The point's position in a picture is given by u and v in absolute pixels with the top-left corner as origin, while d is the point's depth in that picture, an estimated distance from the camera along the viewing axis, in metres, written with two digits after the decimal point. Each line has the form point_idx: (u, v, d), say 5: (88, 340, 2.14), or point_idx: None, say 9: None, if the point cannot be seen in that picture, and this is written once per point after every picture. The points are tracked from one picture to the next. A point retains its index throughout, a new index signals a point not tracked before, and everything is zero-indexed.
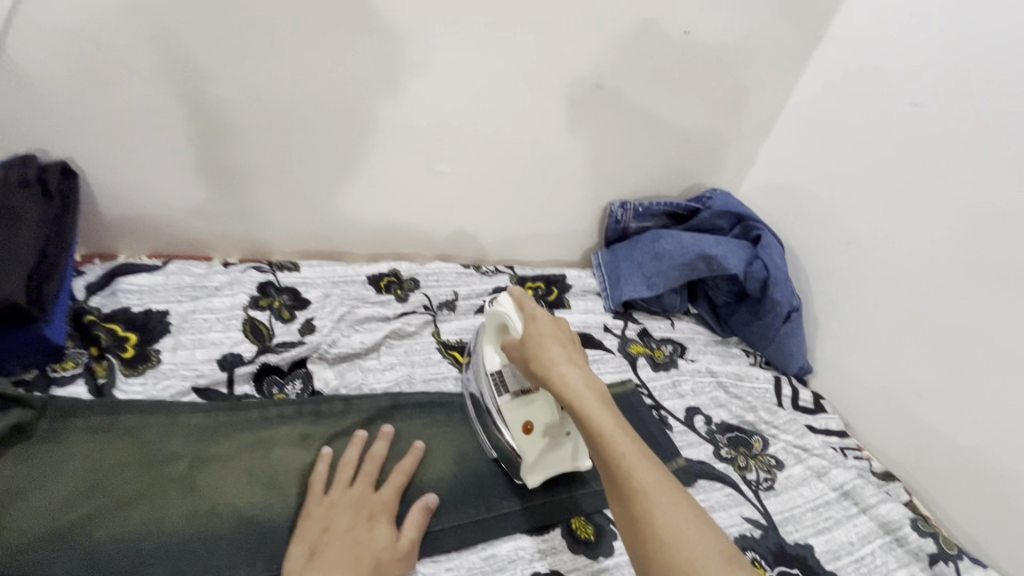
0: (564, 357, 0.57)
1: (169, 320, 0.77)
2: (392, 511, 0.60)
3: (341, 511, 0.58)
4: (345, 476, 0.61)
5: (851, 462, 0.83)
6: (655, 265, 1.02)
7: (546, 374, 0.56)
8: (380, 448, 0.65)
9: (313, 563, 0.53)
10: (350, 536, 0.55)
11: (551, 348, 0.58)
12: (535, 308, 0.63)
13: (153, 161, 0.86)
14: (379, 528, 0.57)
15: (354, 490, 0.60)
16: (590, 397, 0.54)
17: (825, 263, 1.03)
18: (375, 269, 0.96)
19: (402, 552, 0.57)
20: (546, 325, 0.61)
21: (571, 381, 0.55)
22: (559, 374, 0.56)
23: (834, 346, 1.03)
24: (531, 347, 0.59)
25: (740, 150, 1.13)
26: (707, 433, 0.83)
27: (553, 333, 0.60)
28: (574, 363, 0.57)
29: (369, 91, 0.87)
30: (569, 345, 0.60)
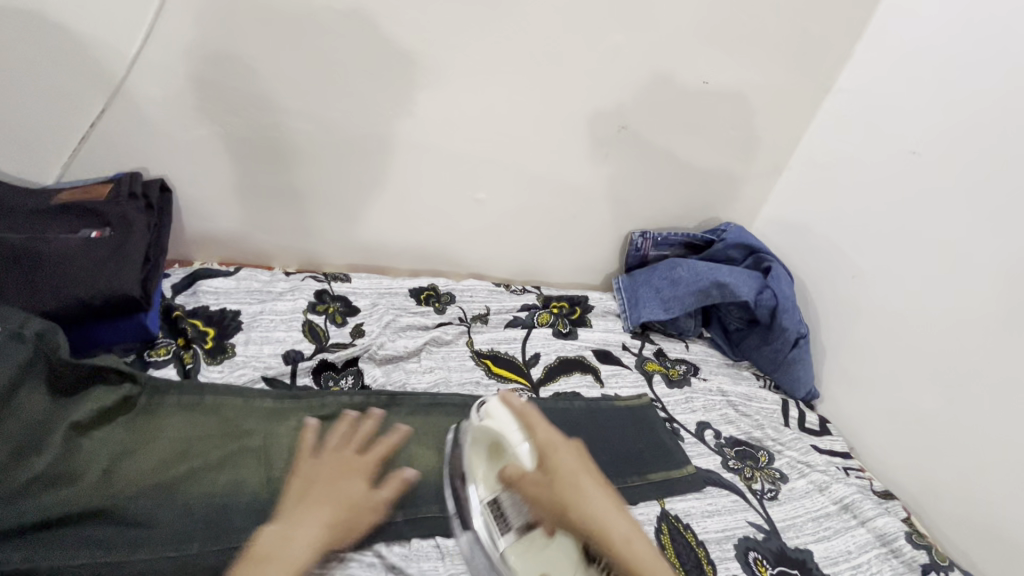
0: (604, 501, 0.56)
1: (241, 318, 0.88)
2: (369, 470, 0.61)
3: (327, 464, 0.59)
4: (335, 441, 0.63)
5: (852, 479, 0.89)
6: (671, 290, 1.11)
7: (593, 524, 0.54)
8: (374, 422, 0.66)
9: (299, 504, 0.54)
10: (334, 485, 0.57)
11: (588, 490, 0.56)
12: (557, 437, 0.61)
13: (233, 182, 0.99)
14: (360, 483, 0.59)
15: (340, 453, 0.62)
16: (640, 544, 0.54)
17: (832, 295, 1.11)
18: (416, 283, 1.07)
19: (375, 505, 0.59)
20: (570, 457, 0.59)
21: (622, 531, 0.54)
22: (606, 524, 0.54)
23: (840, 374, 1.09)
24: (563, 489, 0.56)
25: (754, 188, 1.23)
26: (717, 446, 0.90)
27: (582, 467, 0.59)
28: (617, 509, 0.56)
29: (422, 126, 0.99)
30: (599, 479, 0.59)
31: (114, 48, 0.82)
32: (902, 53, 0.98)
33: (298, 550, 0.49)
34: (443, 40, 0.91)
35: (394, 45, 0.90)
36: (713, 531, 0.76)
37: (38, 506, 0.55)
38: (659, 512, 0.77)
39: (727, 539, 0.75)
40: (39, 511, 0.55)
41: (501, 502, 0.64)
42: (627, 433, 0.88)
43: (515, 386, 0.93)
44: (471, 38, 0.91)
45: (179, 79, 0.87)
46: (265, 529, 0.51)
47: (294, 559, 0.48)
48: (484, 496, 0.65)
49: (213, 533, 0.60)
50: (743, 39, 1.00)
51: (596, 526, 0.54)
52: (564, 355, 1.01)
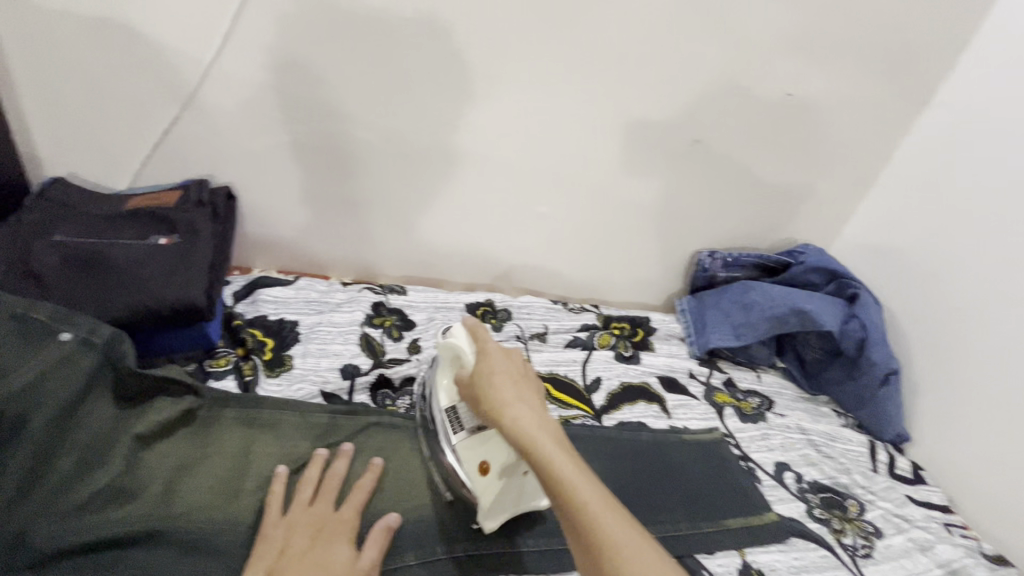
0: (517, 394, 0.55)
1: (299, 329, 0.86)
2: (353, 531, 0.60)
3: (299, 531, 0.58)
4: (304, 495, 0.61)
5: (957, 539, 0.79)
6: (743, 315, 1.03)
7: (495, 415, 0.55)
8: (341, 466, 0.64)
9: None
10: (304, 559, 0.55)
11: (501, 387, 0.56)
12: (486, 341, 0.61)
13: (295, 189, 0.98)
14: (337, 550, 0.57)
15: (312, 512, 0.60)
16: (542, 431, 0.53)
17: (927, 327, 1.00)
18: (472, 298, 1.03)
19: (363, 573, 0.57)
20: (497, 359, 0.59)
21: (522, 419, 0.53)
22: (507, 412, 0.54)
23: (935, 415, 0.98)
24: (481, 387, 0.57)
25: (836, 208, 1.13)
26: (799, 491, 0.82)
27: (505, 368, 0.58)
28: (525, 403, 0.55)
29: (486, 136, 0.96)
30: (522, 377, 0.58)
31: (191, 57, 0.82)
32: (1021, 62, 0.88)
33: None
34: (512, 47, 0.87)
35: (462, 52, 0.87)
36: None
37: (100, 523, 0.54)
38: (740, 565, 0.70)
39: None
40: (102, 529, 0.53)
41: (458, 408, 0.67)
42: (700, 471, 0.81)
43: (577, 413, 0.87)
44: (542, 46, 0.87)
45: (248, 86, 0.86)
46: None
47: None
48: (443, 402, 0.68)
49: None
50: (833, 46, 0.93)
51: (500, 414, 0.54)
52: (627, 380, 0.95)
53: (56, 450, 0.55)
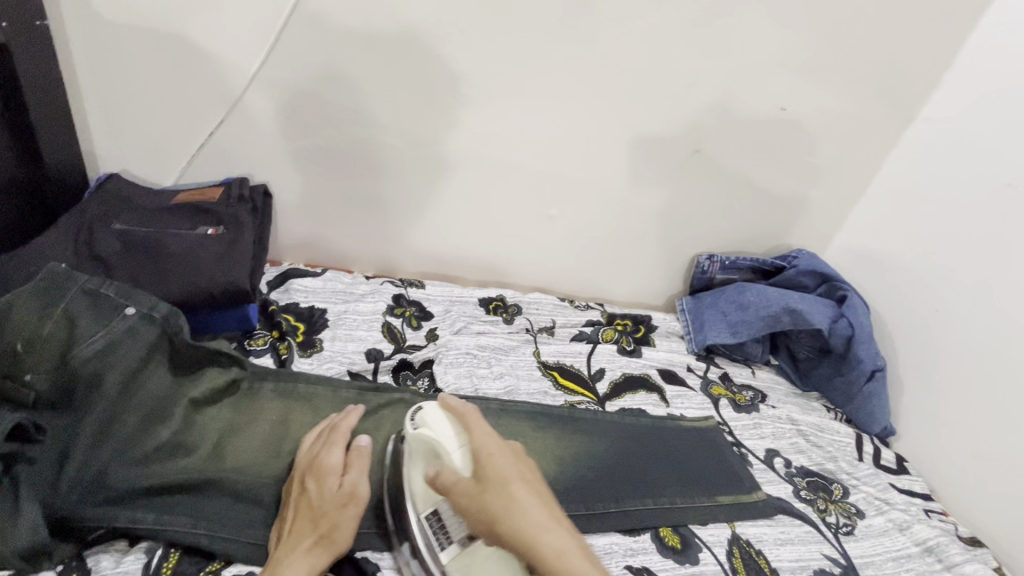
0: (535, 510, 0.55)
1: (327, 316, 0.94)
2: (338, 461, 0.61)
3: (297, 478, 0.62)
4: (305, 446, 0.66)
5: (934, 521, 0.85)
6: (739, 314, 1.10)
7: (520, 535, 0.54)
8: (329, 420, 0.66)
9: (278, 537, 0.59)
10: (301, 503, 0.60)
11: (525, 507, 0.55)
12: (489, 449, 0.58)
13: (324, 188, 1.07)
14: (322, 482, 0.60)
15: (305, 458, 0.64)
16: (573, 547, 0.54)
17: (913, 328, 1.07)
18: (485, 293, 1.11)
19: (348, 496, 0.59)
20: (505, 466, 0.58)
21: (552, 540, 0.54)
22: (541, 538, 0.54)
23: (921, 411, 1.04)
24: (495, 503, 0.55)
25: (829, 216, 1.20)
26: (787, 474, 0.88)
27: (519, 477, 0.57)
28: (546, 515, 0.55)
29: (502, 144, 1.04)
30: (533, 483, 0.58)
31: (238, 67, 0.91)
32: (996, 82, 0.95)
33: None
34: (528, 63, 0.95)
35: (482, 66, 0.95)
36: (787, 560, 0.75)
37: (163, 471, 0.61)
38: (730, 535, 0.77)
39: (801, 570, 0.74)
40: (165, 476, 0.61)
41: (439, 515, 0.62)
42: (694, 453, 0.87)
43: (582, 399, 0.94)
44: (555, 62, 0.96)
45: (287, 94, 0.95)
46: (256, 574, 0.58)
47: None
48: (421, 512, 0.63)
49: None
50: (823, 66, 1.01)
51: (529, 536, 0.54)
52: (628, 371, 1.02)
53: (124, 406, 0.62)
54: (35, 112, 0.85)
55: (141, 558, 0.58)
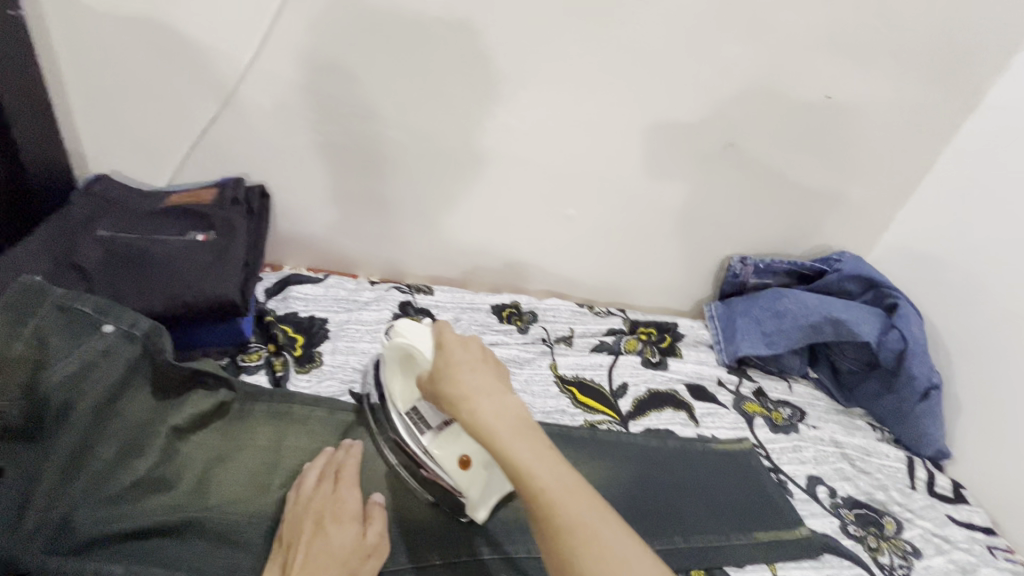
0: (476, 383, 0.52)
1: (328, 327, 0.87)
2: (358, 509, 0.59)
3: (306, 518, 0.57)
4: (307, 484, 0.61)
5: (1002, 563, 0.75)
6: (775, 323, 1.01)
7: (456, 402, 0.51)
8: (340, 456, 0.63)
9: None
10: (314, 546, 0.54)
11: (461, 373, 0.53)
12: (444, 336, 0.57)
13: (327, 187, 1.00)
14: (343, 529, 0.56)
15: (315, 497, 0.59)
16: (507, 418, 0.49)
17: (971, 340, 0.96)
18: (498, 300, 1.03)
19: (370, 549, 0.57)
20: (454, 345, 0.56)
21: (482, 405, 0.50)
22: (470, 402, 0.50)
23: (980, 433, 0.93)
24: (438, 377, 0.54)
25: (875, 214, 1.10)
26: (833, 506, 0.79)
27: (465, 360, 0.54)
28: (486, 385, 0.52)
29: (515, 139, 0.96)
30: (485, 364, 0.55)
31: (230, 58, 0.85)
32: None
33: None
34: (544, 50, 0.87)
35: (492, 54, 0.87)
36: None
37: (139, 511, 0.55)
38: None
39: None
40: (140, 518, 0.55)
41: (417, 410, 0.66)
42: (727, 481, 0.79)
43: (603, 418, 0.86)
44: (574, 49, 0.87)
45: (284, 88, 0.88)
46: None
47: None
48: (399, 405, 0.66)
49: None
50: (874, 49, 0.90)
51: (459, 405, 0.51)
52: (653, 386, 0.94)
53: (98, 438, 0.56)
54: (14, 109, 0.79)
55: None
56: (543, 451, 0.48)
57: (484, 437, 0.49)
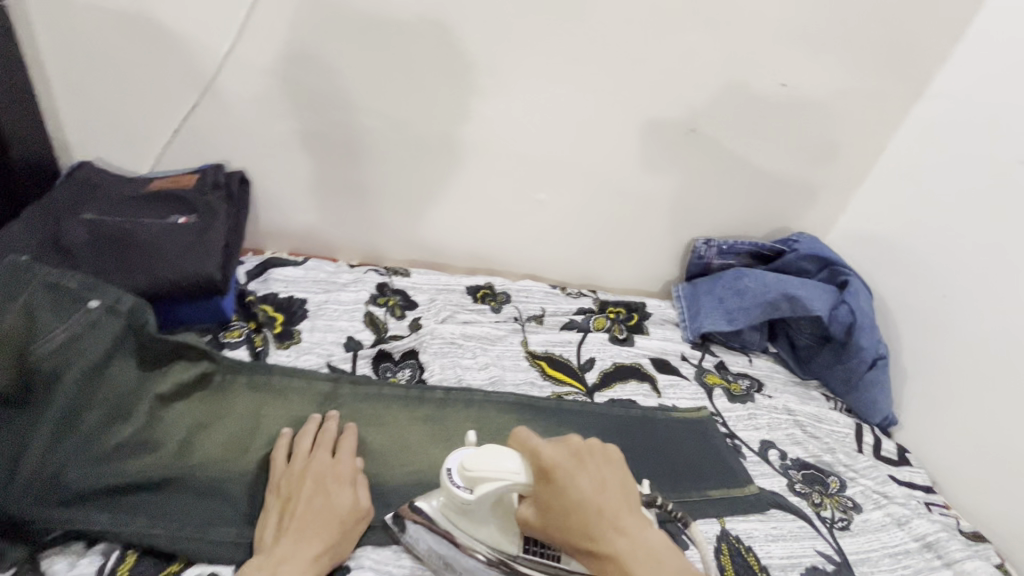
0: (613, 523, 0.51)
1: (307, 306, 0.91)
2: (353, 472, 0.64)
3: (303, 478, 0.62)
4: (302, 448, 0.65)
5: (934, 515, 0.81)
6: (736, 301, 1.06)
7: (613, 554, 0.51)
8: (331, 425, 0.68)
9: (280, 534, 0.57)
10: (310, 503, 0.59)
11: (609, 521, 0.52)
12: (548, 462, 0.52)
13: (306, 175, 1.03)
14: (338, 491, 0.61)
15: (311, 461, 0.64)
16: (656, 564, 0.50)
17: (919, 314, 1.02)
18: (473, 282, 1.08)
19: (362, 510, 0.62)
20: (583, 486, 0.52)
21: (643, 553, 0.50)
22: (626, 553, 0.50)
23: (926, 402, 0.99)
24: (578, 525, 0.51)
25: (833, 197, 1.15)
26: (782, 467, 0.85)
27: (589, 491, 0.52)
28: (636, 526, 0.52)
29: (486, 126, 0.99)
30: (615, 495, 0.53)
31: (209, 49, 0.88)
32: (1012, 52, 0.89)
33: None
34: (511, 40, 0.91)
35: (462, 44, 0.90)
36: (778, 556, 0.71)
37: (124, 469, 0.59)
38: (720, 532, 0.73)
39: (792, 567, 0.70)
40: (124, 476, 0.59)
41: (532, 541, 0.59)
42: (683, 445, 0.84)
43: (570, 390, 0.91)
44: (540, 39, 0.91)
45: (261, 77, 0.91)
46: (249, 566, 0.55)
47: None
48: (511, 551, 0.59)
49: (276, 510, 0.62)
50: (825, 39, 0.95)
51: (607, 556, 0.51)
52: (619, 360, 0.99)
53: (85, 401, 0.60)
54: None
55: (97, 561, 0.56)
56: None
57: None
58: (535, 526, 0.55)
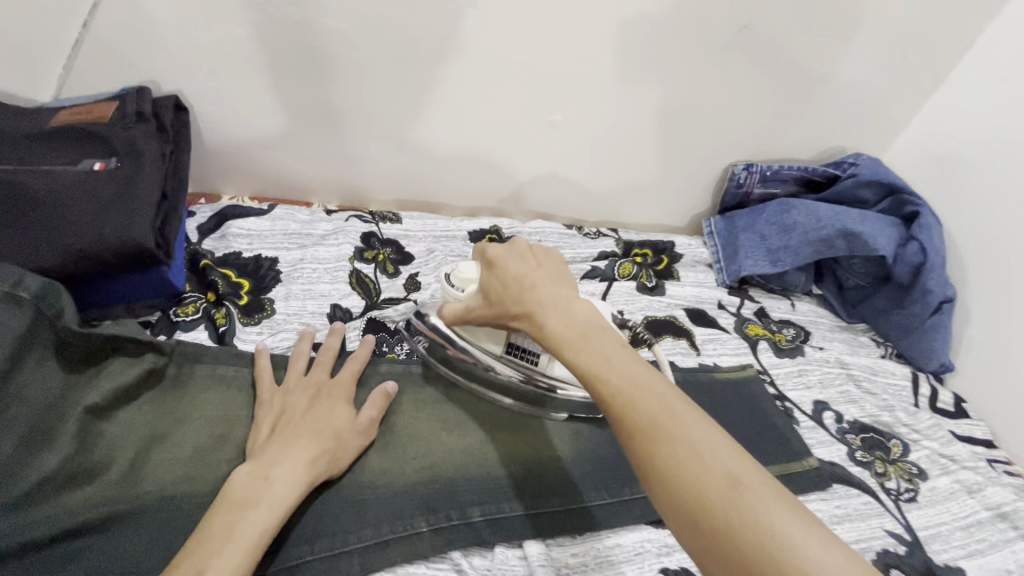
0: (539, 290, 0.49)
1: (279, 268, 0.75)
2: (350, 393, 0.59)
3: (299, 394, 0.57)
4: (297, 367, 0.60)
5: (1004, 477, 0.73)
6: (781, 238, 0.92)
7: (533, 312, 0.48)
8: (334, 340, 0.64)
9: (273, 439, 0.52)
10: (309, 415, 0.54)
11: (539, 285, 0.50)
12: (493, 253, 0.56)
13: (261, 96, 0.82)
14: (338, 408, 0.56)
15: (308, 379, 0.59)
16: (576, 323, 0.46)
17: (992, 248, 0.88)
18: (476, 226, 0.92)
19: (364, 428, 0.57)
20: (515, 267, 0.53)
21: (562, 312, 0.47)
22: (542, 309, 0.48)
23: (985, 345, 0.89)
24: (503, 296, 0.52)
25: (896, 111, 0.98)
26: (839, 432, 0.75)
27: (523, 271, 0.52)
28: (564, 293, 0.49)
29: (485, 27, 0.77)
30: (549, 274, 0.52)
31: None
32: None
33: (280, 484, 0.48)
34: None
35: None
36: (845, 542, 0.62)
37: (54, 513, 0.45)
38: None
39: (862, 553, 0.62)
40: (56, 520, 0.45)
41: (516, 345, 0.61)
42: (729, 413, 0.74)
43: None
44: None
45: None
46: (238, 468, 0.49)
47: (278, 498, 0.47)
48: (496, 352, 0.63)
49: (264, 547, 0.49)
50: None
51: (530, 319, 0.49)
52: (650, 314, 0.86)
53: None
54: None
55: None
56: (620, 351, 0.44)
57: (553, 344, 0.46)
58: (477, 316, 0.57)
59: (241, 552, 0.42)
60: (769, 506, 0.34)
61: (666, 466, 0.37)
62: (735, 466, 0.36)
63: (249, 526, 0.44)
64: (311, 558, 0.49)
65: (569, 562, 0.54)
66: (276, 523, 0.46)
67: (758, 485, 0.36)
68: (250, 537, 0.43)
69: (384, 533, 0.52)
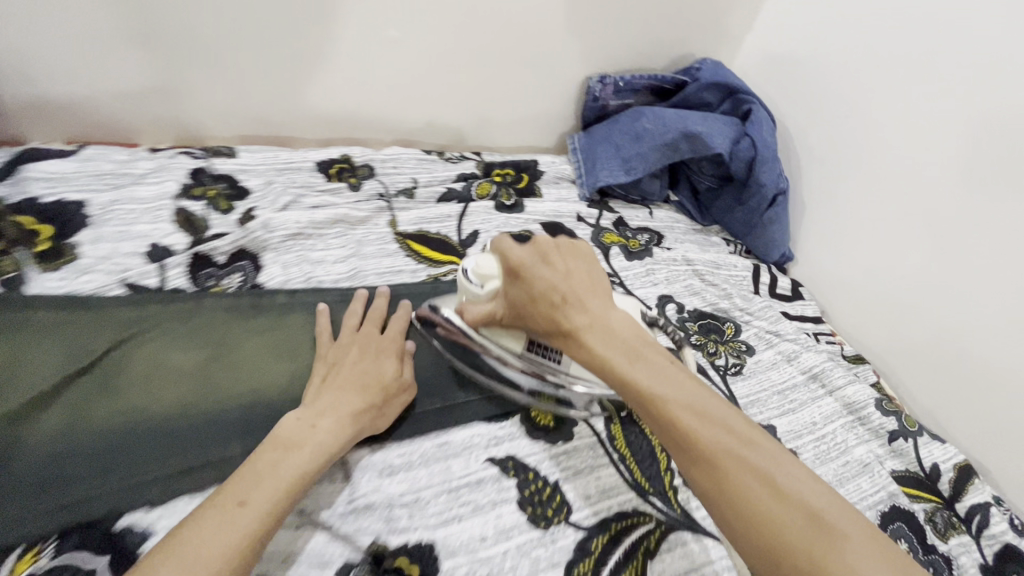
0: (574, 305, 0.49)
1: (88, 211, 0.69)
2: (400, 350, 0.61)
3: (351, 348, 0.59)
4: (349, 323, 0.62)
5: (823, 346, 0.81)
6: (633, 147, 0.94)
7: (576, 330, 0.48)
8: (383, 304, 0.65)
9: (325, 389, 0.54)
10: (358, 366, 0.56)
11: (575, 297, 0.50)
12: (514, 260, 0.53)
13: (52, 17, 0.68)
14: (385, 361, 0.58)
15: (359, 334, 0.61)
16: (621, 344, 0.47)
17: (822, 140, 0.93)
18: (324, 155, 0.87)
19: (405, 384, 0.58)
20: (543, 277, 0.51)
21: (601, 327, 0.48)
22: (585, 327, 0.48)
23: (819, 234, 0.96)
24: (540, 310, 0.51)
25: (738, 13, 1.00)
26: (679, 321, 0.80)
27: (554, 281, 0.51)
28: (599, 305, 0.50)
29: None
30: (578, 281, 0.51)
31: None
32: None
33: (326, 432, 0.49)
34: None
35: None
36: None
37: None
38: None
39: None
40: None
41: (538, 344, 0.58)
42: None
43: (448, 268, 0.79)
44: None
45: None
46: (289, 413, 0.51)
47: (327, 445, 0.49)
48: (517, 350, 0.59)
49: (46, 480, 0.47)
50: None
51: (575, 339, 0.49)
52: (506, 231, 0.87)
53: None
54: None
55: None
56: (680, 377, 0.44)
57: (604, 371, 0.46)
58: (504, 321, 0.57)
59: (282, 486, 0.44)
60: (863, 555, 0.34)
61: (736, 507, 0.38)
62: (802, 484, 0.38)
63: (293, 465, 0.46)
64: (99, 487, 0.48)
65: (393, 463, 0.55)
66: (317, 467, 0.47)
67: (843, 524, 0.36)
68: (290, 477, 0.45)
69: (187, 460, 0.51)
